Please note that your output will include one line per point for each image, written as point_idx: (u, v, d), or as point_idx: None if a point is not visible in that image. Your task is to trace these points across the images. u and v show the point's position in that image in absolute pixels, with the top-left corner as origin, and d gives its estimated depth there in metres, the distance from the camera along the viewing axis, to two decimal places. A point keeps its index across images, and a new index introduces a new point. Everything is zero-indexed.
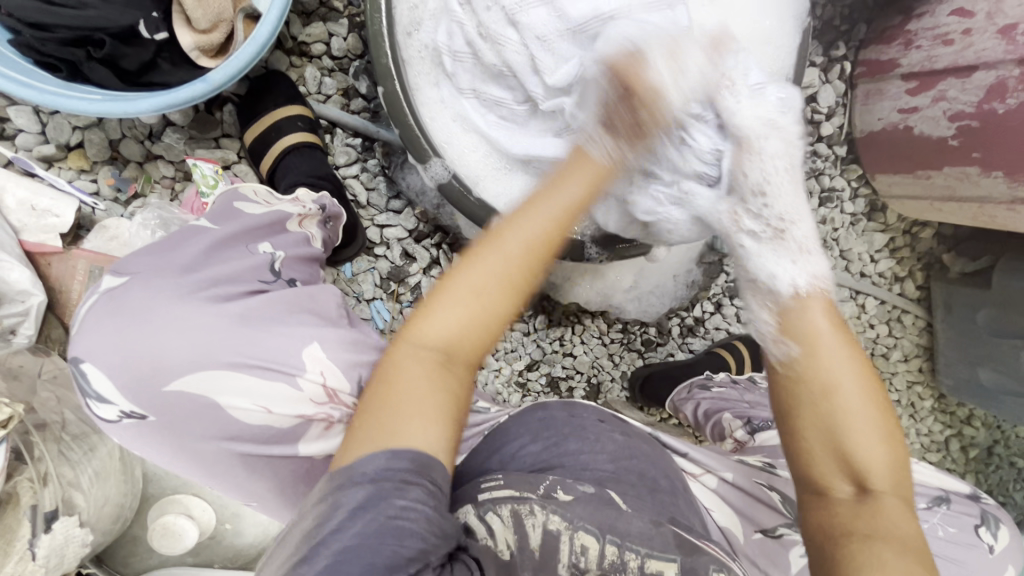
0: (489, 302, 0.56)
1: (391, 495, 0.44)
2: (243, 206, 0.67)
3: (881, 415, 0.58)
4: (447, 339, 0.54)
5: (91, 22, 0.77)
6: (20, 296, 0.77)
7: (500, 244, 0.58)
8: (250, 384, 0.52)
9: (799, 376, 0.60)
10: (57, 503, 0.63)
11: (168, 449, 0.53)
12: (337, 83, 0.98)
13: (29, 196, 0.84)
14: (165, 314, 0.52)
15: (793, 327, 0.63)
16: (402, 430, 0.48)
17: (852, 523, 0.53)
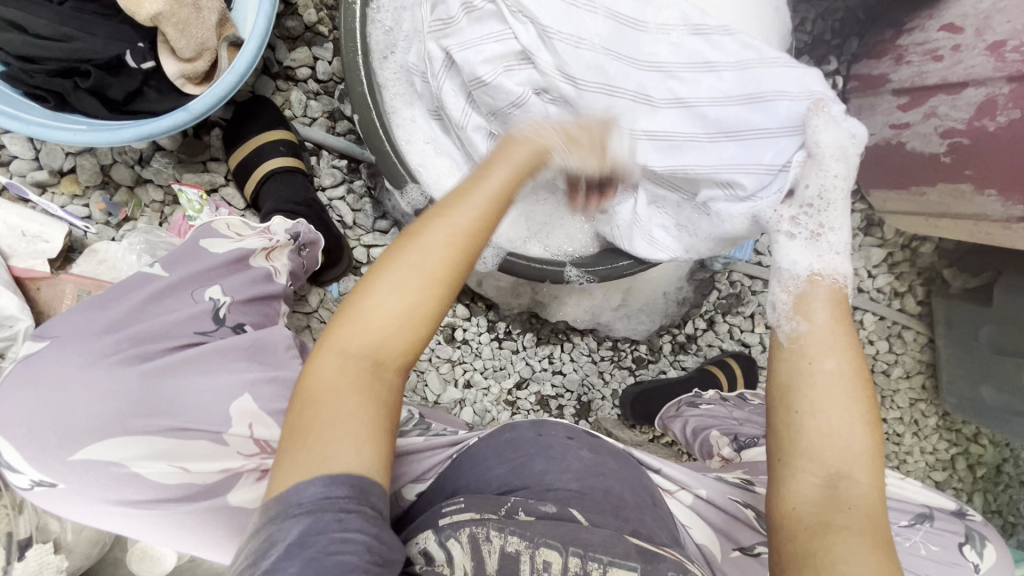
0: (415, 299, 0.50)
1: (327, 529, 0.41)
2: (209, 242, 0.72)
3: (868, 404, 0.53)
4: (374, 340, 0.49)
5: (79, 55, 0.79)
6: (8, 321, 0.79)
7: (416, 241, 0.52)
8: (163, 445, 0.53)
9: (797, 355, 0.57)
10: (32, 530, 0.64)
11: (83, 515, 0.52)
12: (323, 106, 0.99)
13: (20, 222, 0.86)
14: (71, 381, 0.52)
15: (803, 306, 0.60)
16: (334, 450, 0.44)
17: (829, 516, 0.48)
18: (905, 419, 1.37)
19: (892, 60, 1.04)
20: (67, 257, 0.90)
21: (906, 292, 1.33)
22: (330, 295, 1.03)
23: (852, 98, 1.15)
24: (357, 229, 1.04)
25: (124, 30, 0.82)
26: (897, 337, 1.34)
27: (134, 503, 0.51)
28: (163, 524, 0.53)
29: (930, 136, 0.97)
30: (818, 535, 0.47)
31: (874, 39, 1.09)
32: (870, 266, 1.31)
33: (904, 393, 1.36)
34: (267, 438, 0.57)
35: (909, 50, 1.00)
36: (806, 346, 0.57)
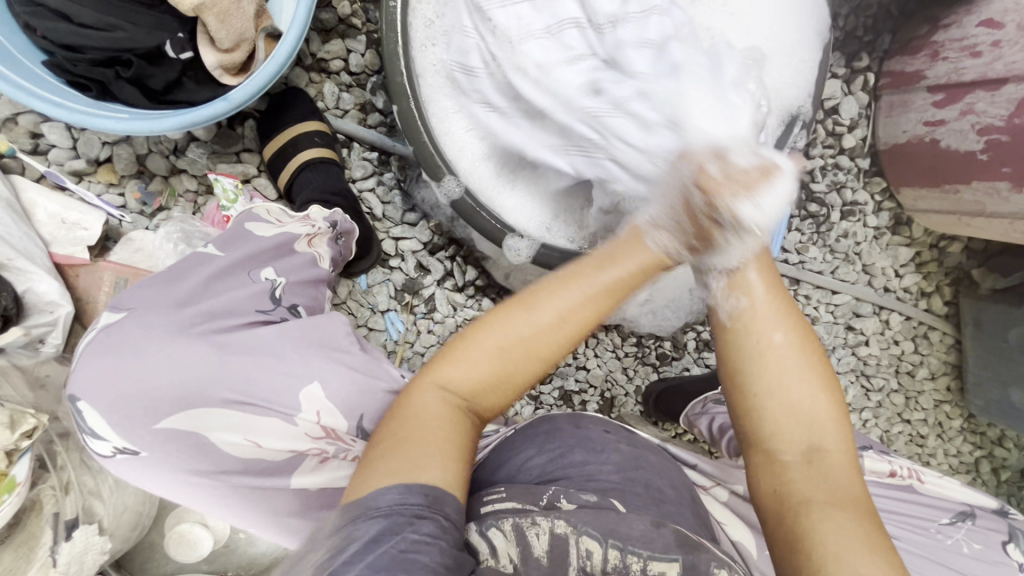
0: (511, 365, 0.56)
1: (401, 529, 0.44)
2: (254, 227, 0.70)
3: (815, 368, 0.57)
4: (468, 390, 0.55)
5: (120, 44, 0.80)
6: (49, 307, 0.80)
7: (529, 315, 0.56)
8: (241, 418, 0.55)
9: (743, 336, 0.59)
10: (78, 511, 0.67)
11: (159, 483, 0.54)
12: (355, 99, 1.00)
13: (59, 210, 0.88)
14: (157, 350, 0.53)
15: (736, 278, 0.61)
16: (419, 465, 0.48)
17: (801, 489, 0.54)
18: (929, 421, 1.36)
19: (927, 56, 1.04)
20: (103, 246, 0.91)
21: (933, 293, 1.30)
22: (358, 287, 1.04)
23: (883, 95, 1.14)
24: (386, 221, 1.04)
25: (167, 19, 0.82)
26: (923, 337, 1.33)
27: (212, 475, 0.54)
28: (240, 493, 0.55)
29: (966, 133, 0.96)
30: (799, 510, 0.53)
31: (908, 35, 1.09)
32: (897, 266, 1.27)
33: (929, 394, 1.34)
34: (333, 426, 0.57)
35: (946, 47, 1.00)
36: (750, 326, 0.59)
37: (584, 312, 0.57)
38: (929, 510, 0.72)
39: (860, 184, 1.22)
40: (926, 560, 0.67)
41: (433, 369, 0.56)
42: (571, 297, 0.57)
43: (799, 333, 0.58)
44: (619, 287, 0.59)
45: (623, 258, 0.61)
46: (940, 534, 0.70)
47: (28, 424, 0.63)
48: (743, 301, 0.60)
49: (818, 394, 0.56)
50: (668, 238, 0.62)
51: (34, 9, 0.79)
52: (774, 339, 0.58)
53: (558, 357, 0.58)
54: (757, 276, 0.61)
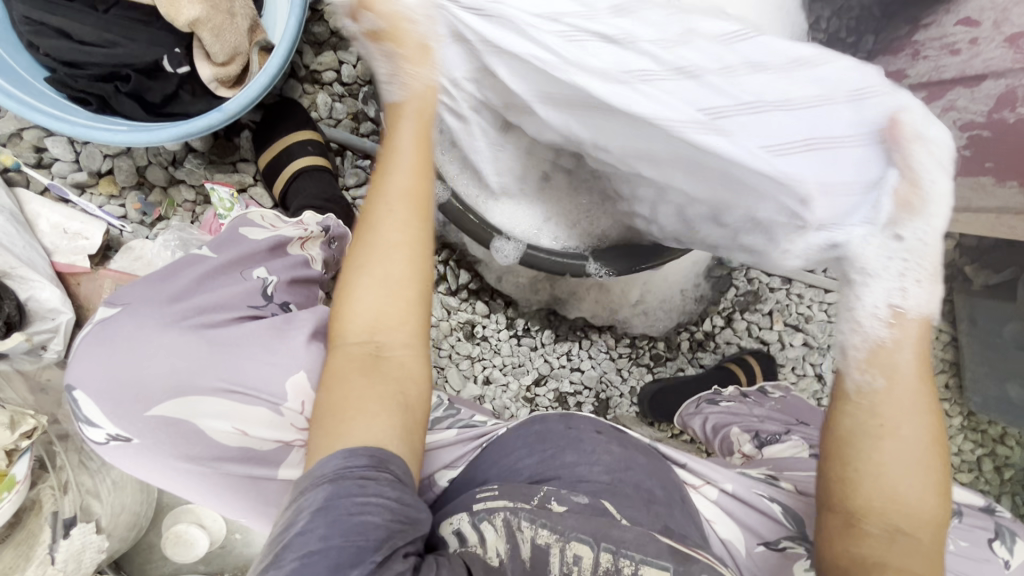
0: (399, 275, 0.58)
1: (350, 493, 0.46)
2: (248, 231, 0.72)
3: (937, 462, 0.56)
4: (369, 326, 0.57)
5: (120, 60, 0.83)
6: (50, 314, 0.82)
7: (370, 229, 0.59)
8: (230, 408, 0.56)
9: (865, 410, 0.57)
10: (76, 509, 0.69)
11: (152, 471, 0.56)
12: (347, 108, 1.02)
13: (62, 220, 0.91)
14: (150, 341, 0.55)
15: (882, 357, 0.60)
16: (346, 424, 0.51)
17: (883, 559, 0.53)
18: None
19: (908, 55, 1.06)
20: (105, 254, 0.94)
21: None
22: None
23: None
24: None
25: (163, 35, 0.85)
26: None
27: (202, 461, 0.56)
28: (231, 481, 0.57)
29: (949, 129, 0.98)
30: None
31: (889, 35, 1.10)
32: None
33: None
34: None
35: (926, 46, 1.02)
36: (879, 405, 0.57)
37: (415, 186, 0.61)
38: None
39: None
40: None
41: (336, 329, 0.58)
42: (388, 202, 0.59)
43: (933, 425, 0.56)
44: (413, 145, 0.63)
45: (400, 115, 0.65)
46: None
47: (27, 424, 0.65)
48: (887, 374, 0.59)
49: (931, 493, 0.55)
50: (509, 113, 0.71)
51: (37, 27, 0.82)
52: (908, 420, 0.56)
53: (421, 238, 0.59)
54: (909, 358, 0.60)
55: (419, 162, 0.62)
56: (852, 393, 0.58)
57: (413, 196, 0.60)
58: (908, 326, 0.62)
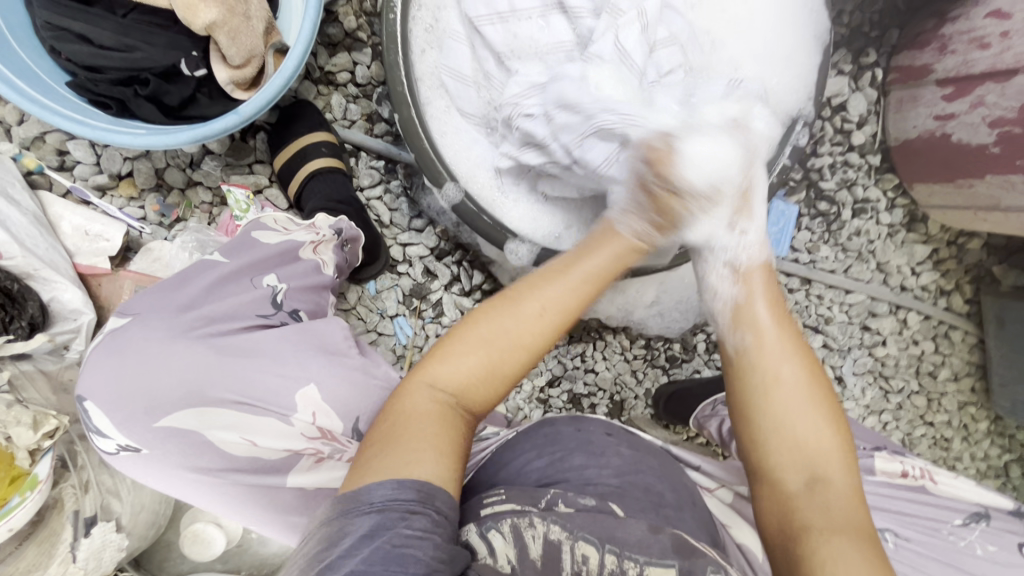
0: (503, 360, 0.57)
1: (395, 525, 0.45)
2: (260, 236, 0.72)
3: (827, 406, 0.59)
4: (458, 387, 0.56)
5: (138, 64, 0.84)
6: (72, 313, 0.84)
7: (514, 308, 0.59)
8: (238, 419, 0.57)
9: (750, 369, 0.61)
10: (96, 509, 0.70)
11: (159, 481, 0.57)
12: (361, 109, 1.03)
13: (83, 222, 0.93)
14: (160, 352, 0.56)
15: (742, 315, 0.64)
16: (411, 459, 0.49)
17: (805, 513, 0.54)
18: (954, 423, 1.32)
19: (935, 50, 1.02)
20: (125, 257, 0.95)
21: (953, 291, 1.27)
22: (367, 292, 1.06)
23: (892, 90, 1.13)
24: (394, 227, 1.06)
25: (180, 38, 0.86)
26: (943, 337, 1.29)
27: (209, 472, 0.56)
28: (244, 490, 0.57)
29: (978, 126, 0.95)
30: (802, 535, 0.52)
31: (915, 29, 1.07)
32: (913, 263, 1.25)
33: (952, 396, 1.30)
34: (329, 428, 0.59)
35: (953, 40, 0.99)
36: (755, 357, 0.61)
37: (568, 298, 0.61)
38: (941, 511, 0.71)
39: (872, 181, 1.20)
40: (930, 559, 0.67)
41: (422, 368, 0.57)
42: (552, 290, 0.61)
43: (808, 365, 0.60)
44: (601, 273, 0.64)
45: (603, 244, 0.66)
46: (952, 536, 0.69)
47: (50, 424, 0.66)
48: (751, 329, 0.63)
49: (823, 428, 0.57)
50: (641, 223, 0.67)
51: (58, 32, 0.83)
52: (780, 367, 0.60)
53: (543, 345, 0.60)
54: (762, 303, 0.64)
55: (585, 296, 0.62)
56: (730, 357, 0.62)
57: (563, 309, 0.60)
58: (751, 273, 0.66)
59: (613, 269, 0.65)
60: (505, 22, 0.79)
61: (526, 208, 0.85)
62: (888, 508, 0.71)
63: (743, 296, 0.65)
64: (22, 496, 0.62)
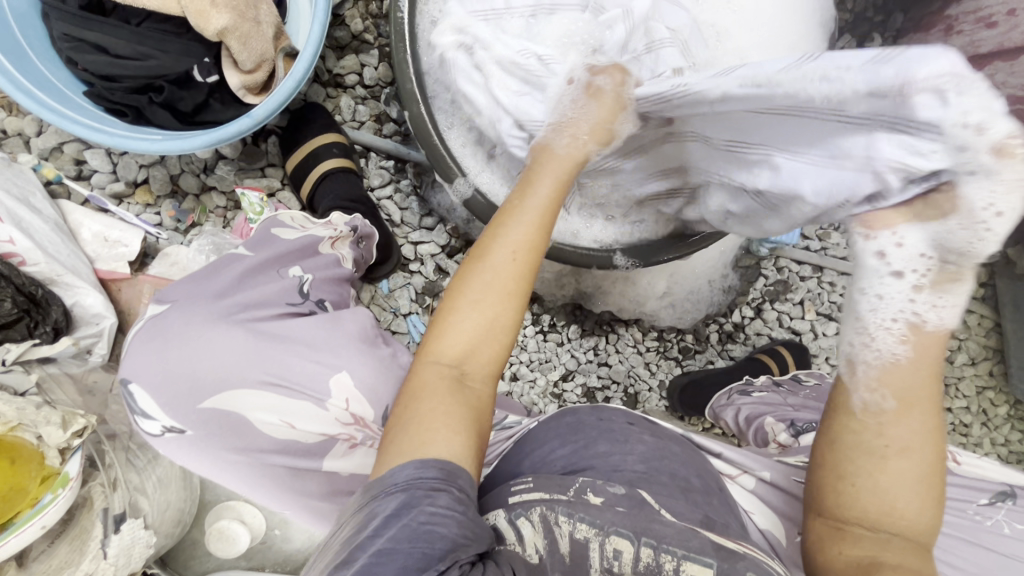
0: (493, 312, 0.56)
1: (420, 502, 0.46)
2: (280, 232, 0.73)
3: (933, 482, 0.50)
4: (461, 354, 0.56)
5: (152, 71, 0.85)
6: (95, 318, 0.86)
7: (487, 262, 0.57)
8: (277, 401, 0.58)
9: (871, 430, 0.51)
10: (125, 506, 0.71)
11: (199, 463, 0.57)
12: (370, 110, 1.04)
13: (102, 229, 0.94)
14: (201, 336, 0.57)
15: (895, 372, 0.51)
16: (427, 438, 0.50)
17: (878, 560, 0.48)
18: (972, 408, 1.30)
19: (941, 31, 1.02)
20: (143, 261, 0.97)
21: None
22: (381, 291, 1.07)
23: None
24: (405, 226, 1.07)
25: (193, 45, 0.87)
26: (959, 321, 1.28)
27: (251, 452, 0.57)
28: (277, 474, 0.58)
29: None
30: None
31: (919, 12, 1.08)
32: None
33: (970, 380, 1.29)
34: (362, 414, 0.60)
35: (959, 20, 0.99)
36: (891, 419, 0.50)
37: (531, 237, 0.59)
38: (966, 490, 0.69)
39: None
40: (960, 541, 0.65)
41: (425, 346, 0.57)
42: (507, 234, 0.59)
43: (939, 446, 0.50)
44: (552, 195, 0.63)
45: (541, 165, 0.66)
46: (979, 516, 0.67)
47: (79, 423, 0.67)
48: (896, 394, 0.50)
49: (929, 504, 0.50)
50: (569, 134, 0.68)
51: (76, 44, 0.84)
52: (911, 438, 0.50)
53: (525, 289, 0.58)
54: (922, 366, 0.51)
55: (543, 219, 0.61)
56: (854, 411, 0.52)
57: (532, 249, 0.58)
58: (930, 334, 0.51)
59: (562, 185, 0.64)
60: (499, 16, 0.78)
61: None
62: None
63: (911, 347, 0.51)
64: (55, 494, 0.63)
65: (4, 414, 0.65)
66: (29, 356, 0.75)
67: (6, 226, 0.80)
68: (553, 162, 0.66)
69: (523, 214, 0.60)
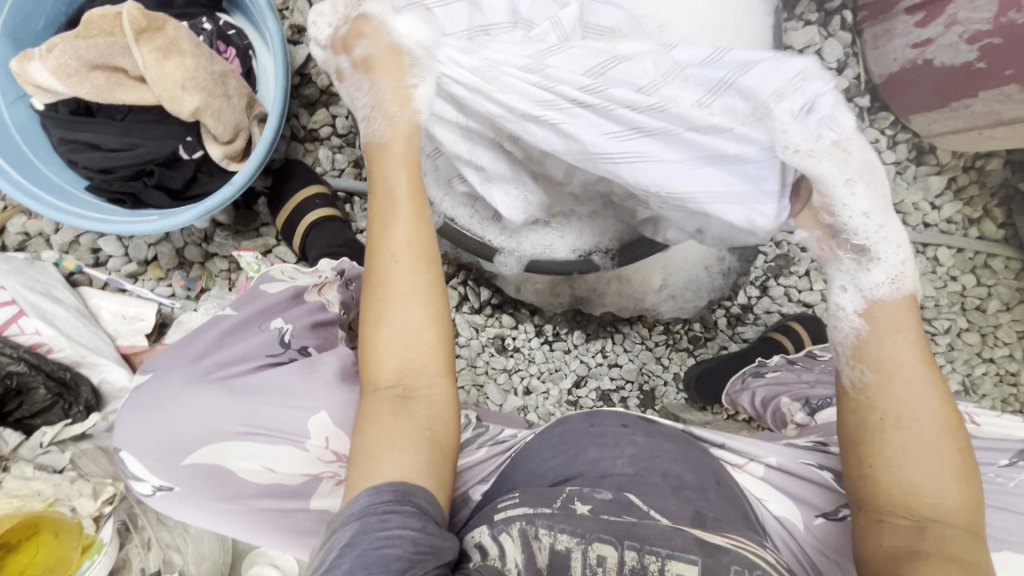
0: (404, 319, 0.59)
1: (376, 528, 0.47)
2: (268, 287, 0.78)
3: (957, 453, 0.55)
4: (394, 372, 0.58)
5: (143, 157, 0.92)
6: (121, 391, 0.94)
7: (381, 270, 0.60)
8: (254, 449, 0.62)
9: (865, 405, 0.57)
10: (159, 564, 0.78)
11: (194, 515, 0.62)
12: (347, 157, 1.09)
13: (119, 307, 1.01)
14: (177, 399, 0.62)
15: (868, 355, 0.59)
16: (379, 466, 0.53)
17: (906, 502, 0.54)
18: (1017, 356, 1.23)
19: None
20: (160, 331, 1.04)
21: (983, 218, 1.20)
22: None
23: (866, 29, 1.11)
24: None
25: (174, 127, 0.93)
26: (983, 268, 1.22)
27: (236, 499, 0.61)
28: (265, 516, 0.62)
29: (957, 45, 0.94)
30: (886, 521, 0.54)
31: None
32: (931, 198, 1.19)
33: (1008, 327, 1.22)
34: (342, 450, 0.63)
35: None
36: (891, 381, 0.57)
37: (410, 237, 0.61)
38: (985, 451, 0.68)
39: (866, 122, 1.15)
40: (981, 502, 0.65)
41: (365, 378, 0.59)
42: (387, 248, 0.61)
43: (947, 410, 0.55)
44: (416, 186, 0.65)
45: (392, 157, 0.67)
46: (999, 475, 0.66)
47: (108, 491, 0.75)
48: (876, 368, 0.58)
49: (950, 483, 0.53)
50: (381, 122, 0.69)
51: (73, 145, 0.93)
52: (913, 408, 0.55)
53: (431, 280, 0.60)
54: (907, 348, 0.58)
55: (421, 207, 0.63)
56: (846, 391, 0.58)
57: (419, 241, 0.61)
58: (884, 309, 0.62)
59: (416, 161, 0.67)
60: None
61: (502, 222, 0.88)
62: None
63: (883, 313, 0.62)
64: (93, 560, 0.71)
65: (44, 492, 0.73)
66: (64, 436, 0.82)
67: (31, 320, 0.88)
68: (392, 152, 0.67)
69: (397, 203, 0.63)
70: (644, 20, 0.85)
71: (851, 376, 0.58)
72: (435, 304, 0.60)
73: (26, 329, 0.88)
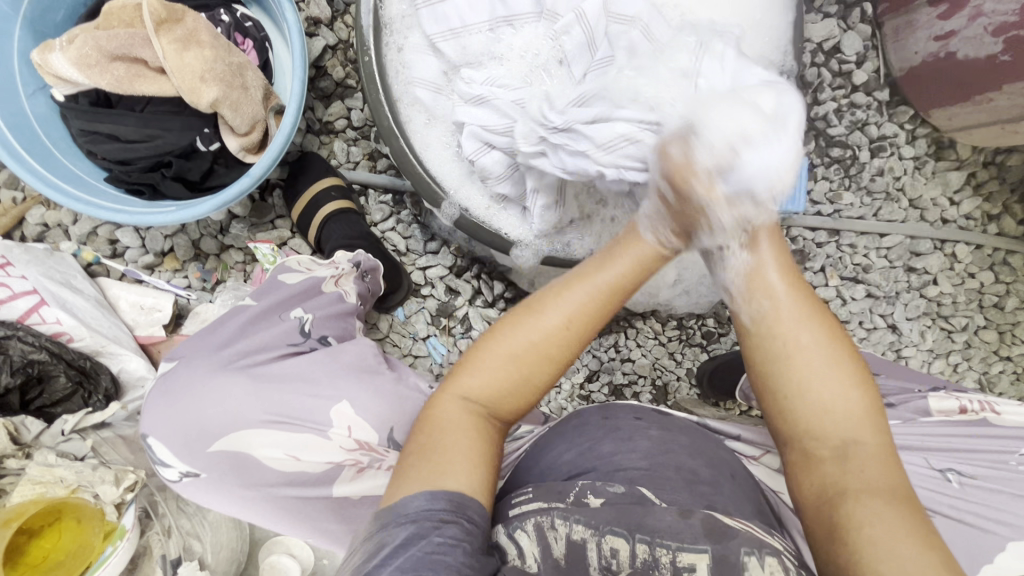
0: (529, 369, 0.59)
1: (428, 532, 0.48)
2: (287, 277, 0.78)
3: (849, 365, 0.59)
4: (487, 395, 0.59)
5: (161, 149, 0.93)
6: (139, 381, 0.95)
7: (537, 319, 0.60)
8: (281, 437, 0.62)
9: (765, 340, 0.60)
10: (180, 551, 0.79)
11: (219, 502, 0.63)
12: (362, 150, 1.09)
13: (137, 298, 1.03)
14: (204, 386, 0.63)
15: (757, 285, 0.62)
16: (446, 471, 0.52)
17: (841, 481, 0.54)
18: None
19: None
20: (177, 322, 1.05)
21: (1002, 214, 1.19)
22: (397, 319, 1.11)
23: (886, 22, 1.09)
24: (411, 254, 1.11)
25: (192, 119, 0.93)
26: (1002, 264, 1.20)
27: (262, 486, 0.62)
28: (286, 503, 0.63)
29: (981, 37, 0.93)
30: (839, 503, 0.53)
31: None
32: (950, 193, 1.17)
33: None
34: (365, 439, 0.64)
35: None
36: (774, 327, 0.60)
37: (589, 309, 0.61)
38: (1007, 444, 0.67)
39: (885, 117, 1.14)
40: (1002, 496, 0.64)
41: (452, 381, 0.60)
42: (571, 300, 0.61)
43: (825, 324, 0.60)
44: (620, 284, 0.63)
45: (626, 249, 0.65)
46: (1021, 468, 0.65)
47: (130, 479, 0.74)
48: (762, 298, 0.62)
49: (848, 395, 0.57)
50: (664, 229, 0.65)
51: (93, 137, 0.93)
52: (801, 334, 0.59)
53: (569, 357, 0.61)
54: (772, 269, 0.63)
55: (613, 293, 0.62)
56: (746, 328, 0.61)
57: (586, 320, 0.60)
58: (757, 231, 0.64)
59: (637, 281, 0.64)
60: (457, 37, 0.83)
61: (518, 217, 0.88)
62: (947, 446, 0.68)
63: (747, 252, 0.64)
64: (115, 545, 0.71)
65: (66, 478, 0.73)
66: (85, 424, 0.84)
67: (52, 308, 0.89)
68: (635, 252, 0.64)
69: (595, 284, 0.62)
70: (664, 13, 0.85)
71: (750, 312, 0.61)
72: (557, 376, 0.61)
73: (47, 319, 0.89)
